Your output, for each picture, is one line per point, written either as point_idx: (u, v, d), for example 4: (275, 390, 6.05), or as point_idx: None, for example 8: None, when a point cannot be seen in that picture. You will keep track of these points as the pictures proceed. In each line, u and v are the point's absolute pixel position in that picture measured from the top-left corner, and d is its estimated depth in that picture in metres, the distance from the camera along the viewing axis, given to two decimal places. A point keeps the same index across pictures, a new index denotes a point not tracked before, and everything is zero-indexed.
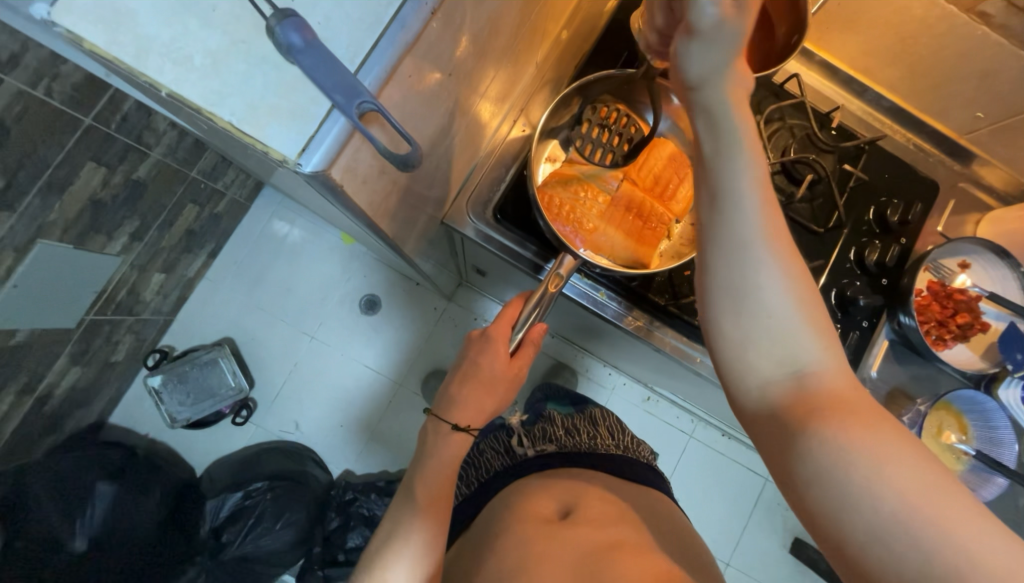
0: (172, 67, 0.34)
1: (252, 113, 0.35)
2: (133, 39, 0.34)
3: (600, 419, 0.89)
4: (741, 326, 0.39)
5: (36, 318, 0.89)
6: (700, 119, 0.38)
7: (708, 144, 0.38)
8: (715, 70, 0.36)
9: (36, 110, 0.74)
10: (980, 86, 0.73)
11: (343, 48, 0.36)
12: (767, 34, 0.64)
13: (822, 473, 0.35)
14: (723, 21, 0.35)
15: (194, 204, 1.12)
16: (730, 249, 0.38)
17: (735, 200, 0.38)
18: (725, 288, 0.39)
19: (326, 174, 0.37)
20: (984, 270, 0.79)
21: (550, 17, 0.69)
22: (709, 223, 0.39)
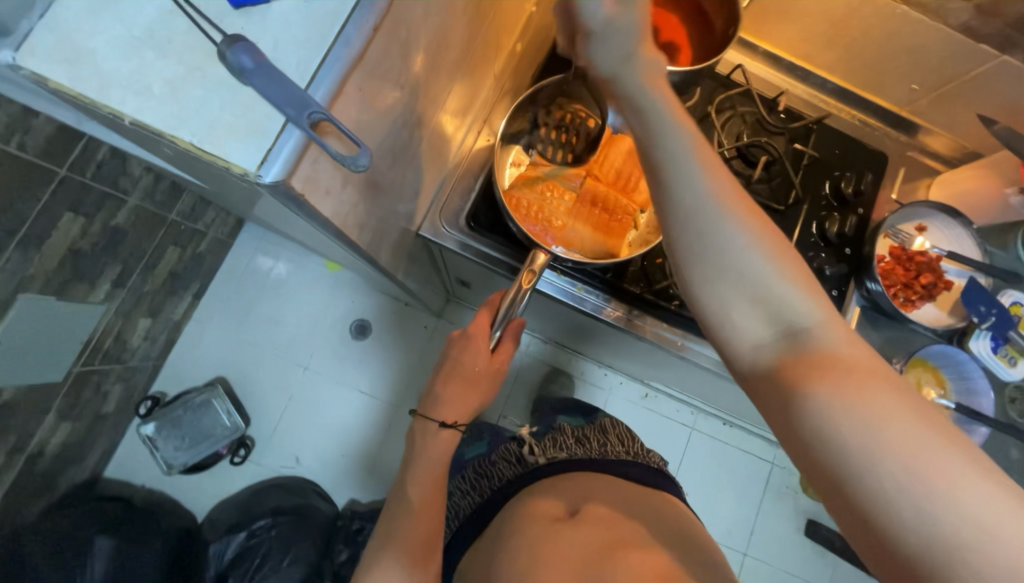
0: (131, 98, 0.34)
1: (211, 132, 0.35)
2: (97, 77, 0.34)
3: (611, 428, 0.85)
4: (717, 292, 0.41)
5: (22, 373, 0.88)
6: (627, 107, 0.42)
7: (640, 130, 0.41)
8: (625, 58, 0.40)
9: (11, 166, 0.75)
10: (910, 60, 0.78)
11: (291, 67, 0.34)
12: (706, 30, 0.70)
13: (813, 428, 0.36)
14: (612, 17, 0.38)
15: (176, 246, 1.13)
16: (687, 222, 0.41)
17: (676, 176, 0.40)
18: (694, 260, 0.41)
19: (287, 184, 0.35)
20: (941, 232, 0.82)
21: (501, 33, 0.73)
22: (663, 201, 0.42)
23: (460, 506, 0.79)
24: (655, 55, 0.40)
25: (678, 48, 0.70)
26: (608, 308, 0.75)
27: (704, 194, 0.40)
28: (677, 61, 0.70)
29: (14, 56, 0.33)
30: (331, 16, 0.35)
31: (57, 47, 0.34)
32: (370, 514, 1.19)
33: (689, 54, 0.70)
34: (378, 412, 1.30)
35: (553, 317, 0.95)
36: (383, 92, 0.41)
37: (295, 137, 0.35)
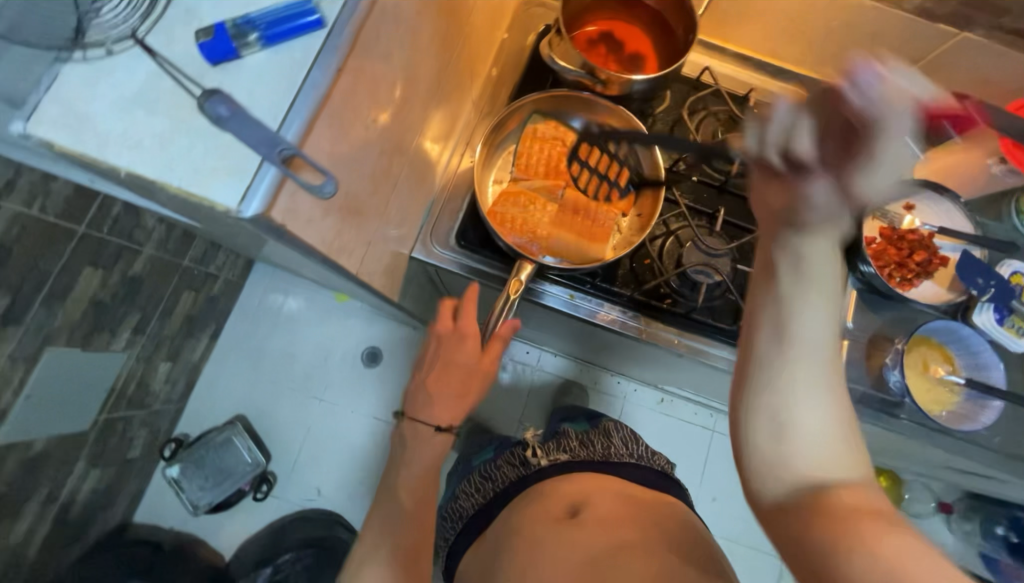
0: (127, 154, 0.36)
1: (198, 176, 0.36)
2: (93, 136, 0.36)
3: (614, 431, 0.83)
4: (775, 414, 0.41)
5: (49, 424, 0.92)
6: (784, 253, 0.43)
7: (785, 274, 0.43)
8: (824, 211, 0.43)
9: (33, 228, 0.78)
10: (875, 46, 0.79)
11: (264, 112, 0.37)
12: (670, 36, 0.73)
13: (829, 561, 0.36)
14: (837, 186, 0.42)
15: (190, 290, 1.18)
16: (771, 356, 0.42)
17: (787, 313, 0.42)
18: (766, 380, 0.42)
19: (268, 216, 0.37)
20: (930, 208, 0.83)
21: (475, 61, 0.77)
22: (758, 331, 0.43)
23: (464, 508, 0.81)
24: (840, 235, 0.44)
25: (642, 58, 0.74)
26: (601, 311, 0.76)
27: (806, 339, 0.42)
28: (644, 70, 0.74)
29: (24, 126, 0.36)
30: (297, 65, 0.38)
31: (59, 111, 0.36)
32: None
33: (654, 62, 0.74)
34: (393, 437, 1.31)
35: (553, 326, 0.95)
36: (354, 125, 0.43)
37: (272, 174, 0.37)
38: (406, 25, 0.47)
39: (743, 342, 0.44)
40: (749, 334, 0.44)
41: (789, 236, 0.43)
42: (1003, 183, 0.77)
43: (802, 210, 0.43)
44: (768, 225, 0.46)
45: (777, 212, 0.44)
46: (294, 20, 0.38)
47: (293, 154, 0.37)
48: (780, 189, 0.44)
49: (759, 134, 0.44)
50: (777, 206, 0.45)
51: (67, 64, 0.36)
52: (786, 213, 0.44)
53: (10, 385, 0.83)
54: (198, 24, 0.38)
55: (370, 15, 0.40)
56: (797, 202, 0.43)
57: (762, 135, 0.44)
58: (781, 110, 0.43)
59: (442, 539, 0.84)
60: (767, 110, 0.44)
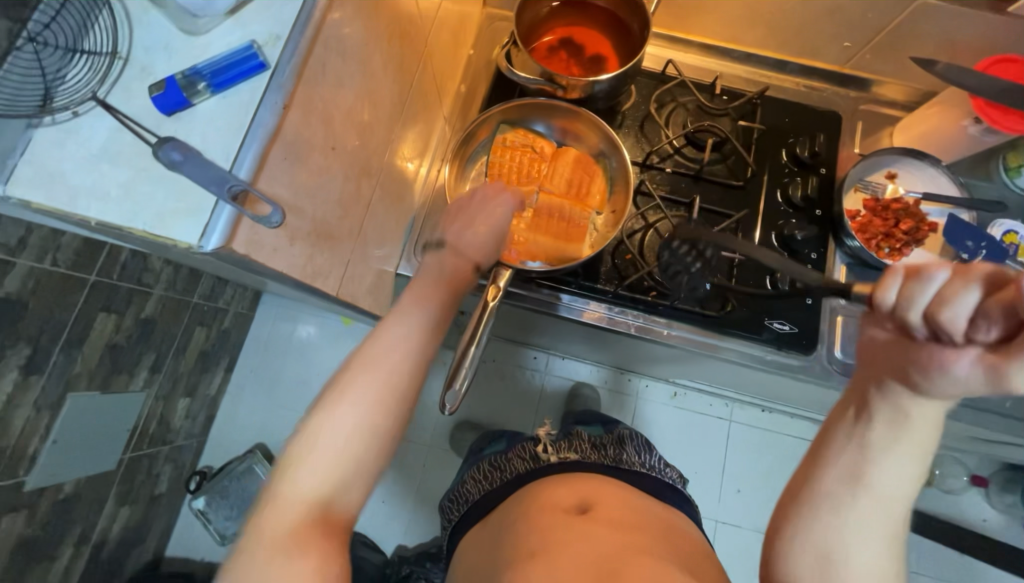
0: (95, 205, 0.39)
1: (160, 218, 0.39)
2: (66, 191, 0.39)
3: (629, 440, 0.83)
4: (823, 545, 0.43)
5: (76, 467, 0.96)
6: (885, 410, 0.43)
7: (878, 431, 0.43)
8: (939, 400, 0.41)
9: (47, 281, 0.82)
10: (835, 21, 0.80)
11: (217, 153, 0.40)
12: (626, 32, 0.75)
13: None
14: (972, 380, 0.39)
15: (202, 326, 1.22)
16: (835, 488, 0.44)
17: (863, 464, 0.43)
18: (824, 514, 0.44)
19: (228, 248, 0.40)
20: (913, 175, 0.82)
21: (441, 81, 0.80)
22: (832, 460, 0.45)
23: (470, 493, 0.81)
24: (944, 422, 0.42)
25: (604, 58, 0.76)
26: (586, 308, 0.77)
27: (872, 488, 0.43)
28: (607, 69, 0.76)
29: (4, 189, 0.39)
30: (244, 107, 0.41)
31: (33, 172, 0.39)
32: (419, 558, 1.18)
33: (615, 61, 0.76)
34: (406, 452, 1.30)
35: (551, 328, 0.95)
36: (309, 155, 0.47)
37: (228, 211, 0.40)
38: (353, 55, 0.51)
39: (814, 460, 0.46)
40: (816, 462, 0.46)
41: (899, 389, 0.42)
42: (983, 142, 0.76)
43: (934, 373, 0.39)
44: (872, 375, 0.44)
45: (897, 362, 0.42)
46: (238, 65, 0.41)
47: (243, 189, 0.39)
48: (912, 348, 0.41)
49: (908, 294, 0.40)
50: (903, 360, 0.41)
51: (39, 129, 0.40)
52: (912, 370, 0.41)
53: (37, 432, 0.87)
54: (152, 79, 0.41)
55: (312, 49, 0.44)
56: (932, 366, 0.39)
57: (912, 296, 0.40)
58: (939, 280, 0.39)
59: (446, 520, 0.85)
60: (922, 271, 0.40)
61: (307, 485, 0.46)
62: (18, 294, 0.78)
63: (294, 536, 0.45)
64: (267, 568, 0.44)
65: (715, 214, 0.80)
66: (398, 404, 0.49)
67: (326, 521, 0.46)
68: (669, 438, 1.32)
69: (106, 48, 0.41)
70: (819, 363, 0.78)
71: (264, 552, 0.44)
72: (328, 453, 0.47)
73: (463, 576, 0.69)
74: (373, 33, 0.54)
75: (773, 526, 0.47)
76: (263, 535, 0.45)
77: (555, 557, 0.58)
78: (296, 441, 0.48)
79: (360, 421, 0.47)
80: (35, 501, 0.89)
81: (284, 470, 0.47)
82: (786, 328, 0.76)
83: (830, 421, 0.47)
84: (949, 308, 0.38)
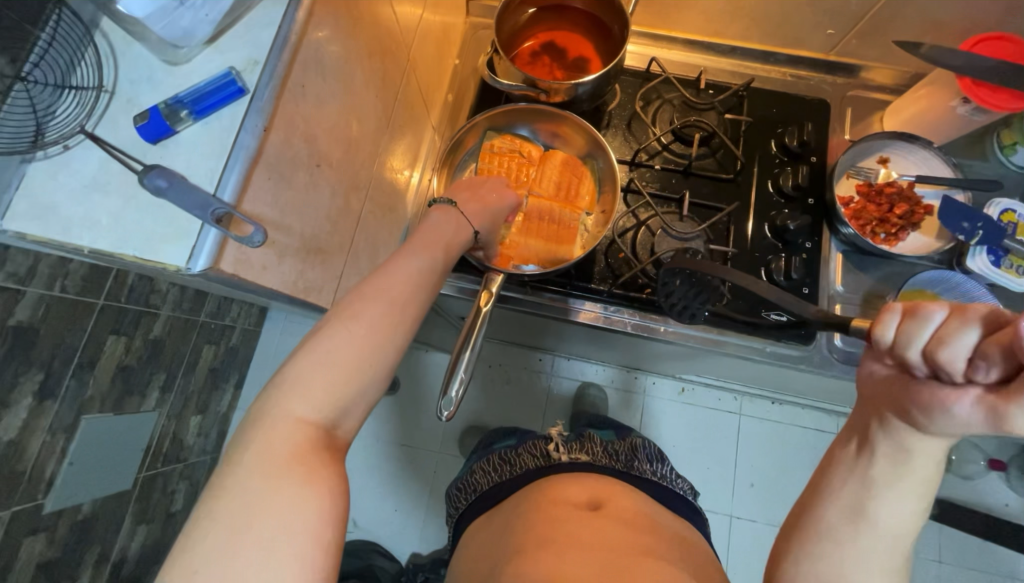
0: (86, 234, 0.41)
1: (150, 244, 0.41)
2: (60, 223, 0.41)
3: (642, 447, 0.81)
4: (826, 575, 0.45)
5: (94, 487, 0.98)
6: (886, 443, 0.45)
7: (878, 466, 0.45)
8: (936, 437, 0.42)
9: (57, 307, 0.84)
10: (815, 10, 0.80)
11: (201, 177, 0.41)
12: (607, 33, 0.76)
13: None
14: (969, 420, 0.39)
15: (210, 344, 1.24)
16: (837, 514, 0.46)
17: (864, 495, 0.45)
18: (825, 545, 0.46)
19: (216, 269, 0.42)
20: (905, 158, 0.81)
21: (427, 91, 0.81)
22: (834, 489, 0.47)
23: (479, 483, 0.81)
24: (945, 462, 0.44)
25: (587, 61, 0.77)
26: (582, 308, 0.77)
27: (874, 520, 0.44)
28: (590, 71, 0.76)
29: (2, 224, 0.41)
30: (225, 131, 0.42)
31: (29, 206, 0.41)
32: (433, 565, 1.18)
33: (598, 62, 0.77)
34: (416, 459, 1.31)
35: (554, 330, 0.95)
36: (294, 174, 0.48)
37: (214, 234, 0.41)
38: (334, 74, 0.52)
39: (818, 487, 0.48)
40: (819, 494, 0.48)
41: (901, 426, 0.44)
42: (974, 122, 0.76)
43: (935, 414, 0.40)
44: (871, 409, 0.46)
45: (898, 399, 0.43)
46: (219, 92, 0.42)
47: (227, 212, 0.40)
48: (913, 386, 0.42)
49: (905, 333, 0.40)
50: (904, 397, 0.42)
51: (32, 163, 0.41)
52: (912, 409, 0.42)
53: (53, 455, 0.89)
54: (138, 110, 0.43)
55: (290, 71, 0.45)
56: (933, 406, 0.40)
57: (910, 335, 0.40)
58: (935, 319, 0.39)
59: (453, 509, 0.85)
60: (918, 309, 0.40)
61: (311, 405, 0.45)
62: (29, 322, 0.80)
63: (296, 459, 0.43)
64: (267, 493, 0.41)
65: (706, 208, 0.80)
66: (401, 328, 0.50)
67: (328, 446, 0.45)
68: (678, 434, 1.31)
69: (93, 82, 0.42)
70: (819, 352, 0.78)
71: (262, 475, 0.42)
72: (333, 375, 0.46)
73: (467, 563, 0.70)
74: (354, 51, 0.55)
75: (777, 551, 0.49)
76: (261, 459, 0.43)
77: (563, 546, 0.59)
78: (297, 364, 0.47)
79: (366, 343, 0.47)
80: (54, 522, 0.91)
81: (285, 391, 0.46)
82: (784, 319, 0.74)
83: (833, 453, 0.49)
84: (947, 349, 0.38)
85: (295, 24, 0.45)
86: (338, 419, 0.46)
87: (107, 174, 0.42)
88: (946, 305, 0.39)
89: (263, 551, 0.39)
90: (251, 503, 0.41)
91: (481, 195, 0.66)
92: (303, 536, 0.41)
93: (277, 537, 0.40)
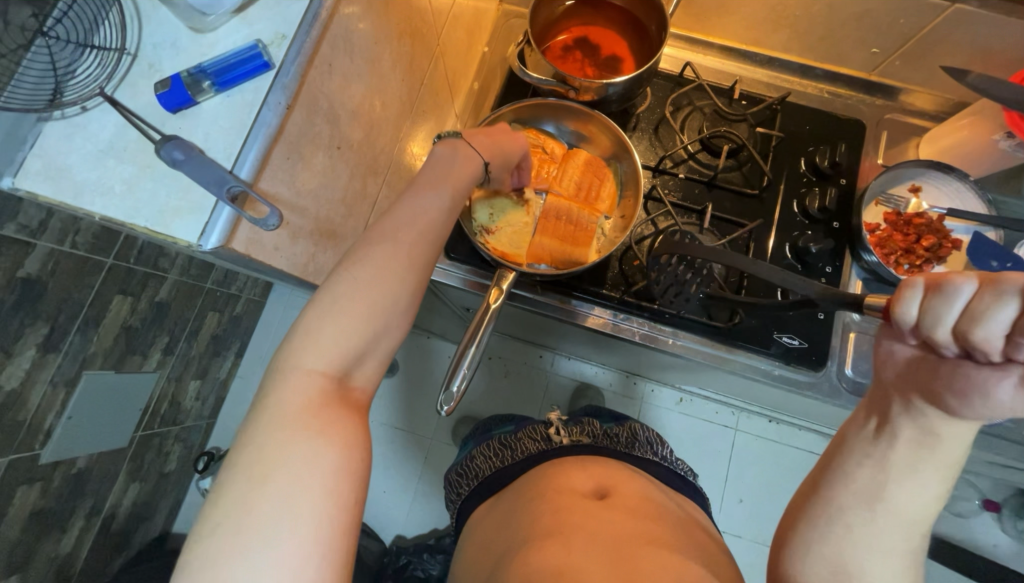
0: (98, 201, 0.40)
1: (162, 216, 0.40)
2: (72, 186, 0.40)
3: (641, 431, 0.82)
4: (836, 558, 0.44)
5: (91, 442, 0.99)
6: (909, 426, 0.43)
7: (902, 451, 0.43)
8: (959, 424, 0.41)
9: (67, 262, 0.84)
10: (861, 26, 0.77)
11: (219, 152, 0.40)
12: (644, 32, 0.73)
13: None
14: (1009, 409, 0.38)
15: (214, 311, 1.24)
16: (853, 494, 0.44)
17: (881, 480, 0.43)
18: (839, 528, 0.44)
19: (228, 248, 0.42)
20: (938, 190, 0.78)
21: (454, 77, 0.80)
22: (851, 467, 0.45)
23: (481, 469, 0.80)
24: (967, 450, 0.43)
25: (619, 59, 0.75)
26: (589, 313, 0.76)
27: (892, 499, 0.43)
28: (622, 71, 0.74)
29: (13, 182, 0.40)
30: (247, 106, 0.41)
31: (40, 166, 0.40)
32: (417, 549, 1.19)
33: (631, 61, 0.75)
34: (409, 443, 1.31)
35: (559, 331, 0.95)
36: (312, 153, 0.48)
37: (227, 212, 0.41)
38: (361, 53, 0.51)
39: (830, 466, 0.47)
40: (834, 477, 0.46)
41: (928, 410, 0.42)
42: (1014, 158, 0.73)
43: (974, 398, 0.39)
44: (891, 392, 0.44)
45: (927, 382, 0.41)
46: (243, 64, 0.40)
47: (242, 191, 0.40)
48: (944, 367, 0.40)
49: (931, 311, 0.38)
50: (934, 380, 0.41)
51: (48, 123, 0.40)
52: (945, 392, 0.40)
53: (53, 407, 0.90)
54: (159, 77, 0.41)
55: (318, 48, 0.44)
56: (970, 389, 0.39)
57: (937, 313, 0.38)
58: (964, 295, 0.37)
59: (454, 495, 0.84)
60: (945, 283, 0.38)
61: (322, 358, 0.44)
62: (37, 275, 0.80)
63: (309, 412, 0.42)
64: (292, 446, 0.41)
65: (728, 222, 0.78)
66: (409, 271, 0.47)
67: (339, 396, 0.44)
68: (672, 444, 1.30)
69: (115, 44, 0.41)
70: (828, 379, 0.76)
71: (280, 428, 0.41)
72: (342, 329, 0.44)
73: (472, 554, 0.70)
74: (383, 32, 0.54)
75: (782, 537, 0.48)
76: (278, 415, 0.42)
77: (571, 536, 0.58)
78: (307, 316, 0.45)
79: (372, 299, 0.45)
80: (49, 473, 0.92)
81: (294, 345, 0.44)
82: (795, 343, 0.74)
83: (846, 430, 0.47)
84: (982, 328, 0.36)
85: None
86: (349, 369, 0.45)
87: (122, 140, 0.41)
88: (974, 276, 0.37)
89: (294, 500, 0.39)
90: (271, 451, 0.40)
91: (496, 134, 0.60)
92: (320, 486, 0.40)
93: (296, 486, 0.39)
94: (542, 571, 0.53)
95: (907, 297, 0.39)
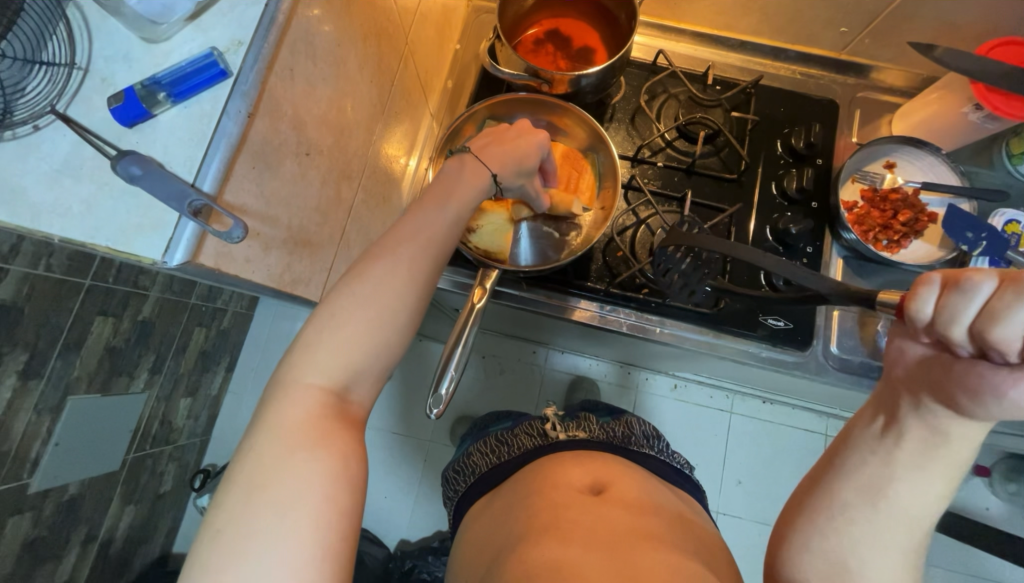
0: (58, 221, 0.39)
1: (124, 234, 0.39)
2: (28, 208, 0.39)
3: (636, 425, 0.82)
4: (837, 556, 0.44)
5: (81, 468, 0.97)
6: (914, 422, 0.43)
7: (907, 452, 0.43)
8: (966, 426, 0.41)
9: (42, 286, 0.83)
10: (828, 6, 0.77)
11: (179, 167, 0.39)
12: (613, 22, 0.73)
13: None
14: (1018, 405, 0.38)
15: (201, 326, 1.21)
16: (854, 490, 0.44)
17: (880, 475, 0.44)
18: (839, 524, 0.44)
19: (195, 262, 0.41)
20: (911, 165, 0.79)
21: (427, 76, 0.79)
22: (855, 465, 0.45)
23: (478, 465, 0.80)
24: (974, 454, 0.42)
25: (591, 51, 0.75)
26: (577, 306, 0.76)
27: (892, 494, 0.43)
28: (594, 63, 0.74)
29: None
30: (206, 117, 0.40)
31: None
32: (421, 552, 1.19)
33: (602, 52, 0.75)
34: (407, 447, 1.30)
35: (549, 325, 0.94)
36: (280, 161, 0.47)
37: (191, 227, 0.40)
38: (325, 57, 0.50)
39: (832, 465, 0.47)
40: (835, 473, 0.46)
41: (938, 409, 0.42)
42: (984, 129, 0.74)
43: (985, 398, 0.38)
44: (901, 389, 0.45)
45: (940, 382, 0.41)
46: (199, 74, 0.39)
47: (205, 204, 0.39)
48: (958, 366, 0.40)
49: (948, 307, 0.38)
50: (947, 379, 0.41)
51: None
52: (957, 392, 0.40)
53: (38, 435, 0.88)
54: (113, 91, 0.40)
55: (277, 53, 0.43)
56: (983, 388, 0.38)
57: (955, 309, 0.38)
58: (984, 292, 0.37)
59: (451, 491, 0.84)
60: (963, 280, 0.38)
61: (332, 387, 0.44)
62: (12, 301, 0.79)
63: (310, 441, 0.41)
64: (284, 473, 0.40)
65: (708, 208, 0.78)
66: (398, 275, 0.46)
67: (340, 412, 0.44)
68: (669, 431, 1.31)
69: (64, 59, 0.40)
70: (815, 358, 0.77)
71: (280, 454, 0.40)
72: (340, 346, 0.44)
73: (468, 554, 0.69)
74: (347, 34, 0.53)
75: (782, 532, 0.48)
76: (278, 430, 0.41)
77: (567, 533, 0.58)
78: (309, 332, 0.45)
79: (377, 312, 0.45)
80: (39, 502, 0.90)
81: (296, 360, 0.44)
82: (781, 324, 0.74)
83: (853, 429, 0.47)
84: (1001, 326, 0.36)
85: (282, 3, 0.43)
86: (350, 382, 0.45)
87: (79, 157, 0.40)
88: (995, 274, 0.37)
89: (275, 517, 0.38)
90: (272, 481, 0.39)
91: (507, 142, 0.58)
92: (314, 499, 0.39)
93: (289, 519, 0.38)
94: (539, 567, 0.53)
95: (923, 293, 0.40)
